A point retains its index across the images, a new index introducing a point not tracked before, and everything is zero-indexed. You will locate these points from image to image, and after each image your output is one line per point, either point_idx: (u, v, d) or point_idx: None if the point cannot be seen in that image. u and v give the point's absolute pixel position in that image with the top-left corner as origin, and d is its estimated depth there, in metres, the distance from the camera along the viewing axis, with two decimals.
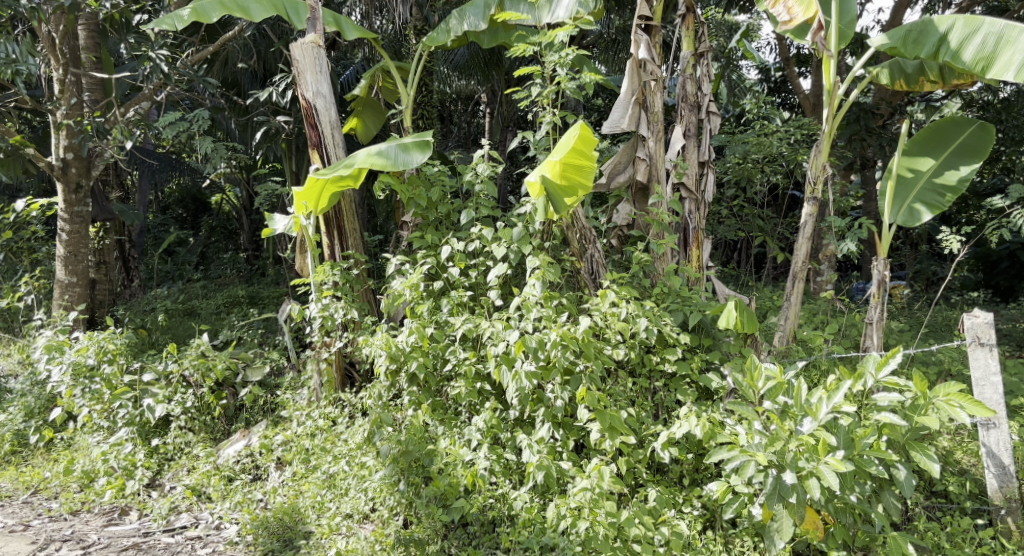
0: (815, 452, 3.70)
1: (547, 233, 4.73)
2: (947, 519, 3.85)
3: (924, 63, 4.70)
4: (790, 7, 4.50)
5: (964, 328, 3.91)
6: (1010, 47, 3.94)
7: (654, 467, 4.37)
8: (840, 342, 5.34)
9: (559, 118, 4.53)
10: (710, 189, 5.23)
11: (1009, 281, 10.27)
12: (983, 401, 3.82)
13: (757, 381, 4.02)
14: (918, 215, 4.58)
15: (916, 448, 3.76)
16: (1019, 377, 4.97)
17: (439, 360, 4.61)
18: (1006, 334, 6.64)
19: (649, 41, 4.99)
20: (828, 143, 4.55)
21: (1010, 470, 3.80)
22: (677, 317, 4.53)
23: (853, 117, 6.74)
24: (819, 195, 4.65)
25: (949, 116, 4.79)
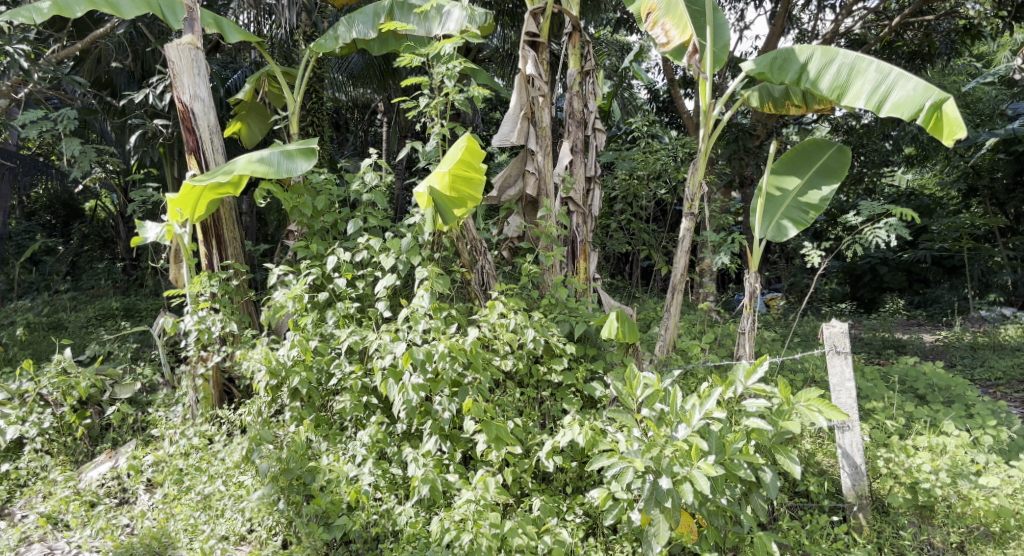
0: (689, 457, 3.84)
1: (437, 244, 4.68)
2: (807, 517, 4.12)
3: (789, 89, 5.04)
4: (667, 30, 4.75)
5: (823, 336, 4.20)
6: (860, 77, 4.28)
7: (539, 476, 4.43)
8: (717, 351, 5.61)
9: (448, 128, 4.47)
10: (596, 204, 5.41)
11: (871, 293, 11.14)
12: (838, 405, 4.11)
13: (636, 389, 4.19)
14: (785, 231, 4.89)
15: (780, 451, 3.99)
16: (874, 381, 5.38)
17: (323, 375, 4.49)
18: (866, 342, 7.18)
19: (536, 57, 5.07)
20: (704, 161, 4.80)
21: (862, 470, 4.10)
22: (564, 327, 4.65)
23: (732, 137, 7.07)
24: (697, 211, 4.88)
25: (811, 139, 5.17)
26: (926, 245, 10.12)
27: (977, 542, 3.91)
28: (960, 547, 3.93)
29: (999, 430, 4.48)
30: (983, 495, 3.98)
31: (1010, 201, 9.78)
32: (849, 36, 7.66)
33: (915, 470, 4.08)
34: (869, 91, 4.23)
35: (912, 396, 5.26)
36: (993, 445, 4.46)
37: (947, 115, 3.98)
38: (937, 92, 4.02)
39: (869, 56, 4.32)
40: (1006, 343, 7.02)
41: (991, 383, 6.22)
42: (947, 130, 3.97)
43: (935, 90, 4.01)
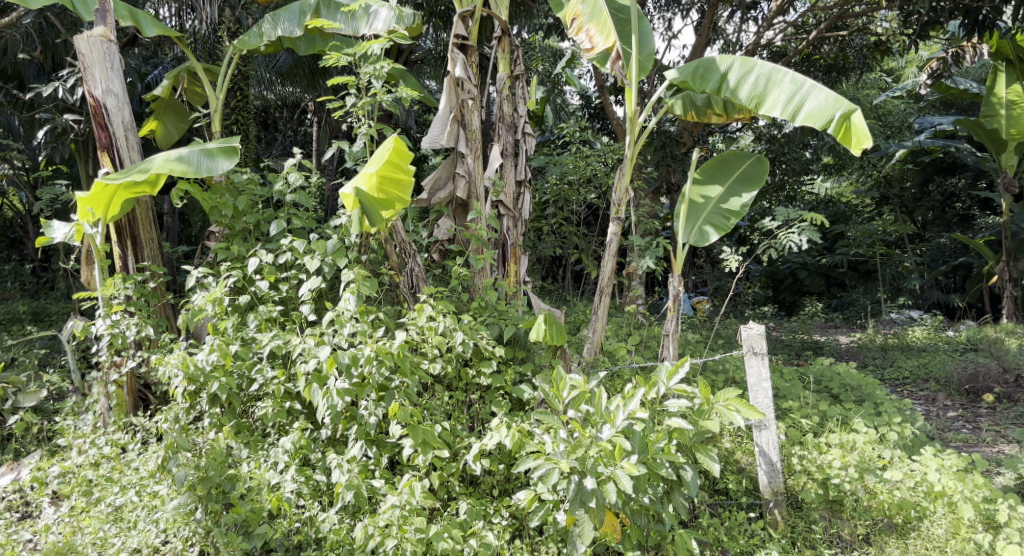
0: (612, 457, 3.90)
1: (365, 246, 4.64)
2: (725, 514, 4.24)
3: (711, 98, 5.19)
4: (591, 36, 4.87)
5: (741, 338, 4.33)
6: (776, 88, 4.46)
7: (467, 479, 4.43)
8: (642, 353, 5.72)
9: (376, 130, 4.40)
10: (527, 208, 5.44)
11: (792, 296, 11.59)
12: (755, 405, 4.25)
13: (563, 391, 4.24)
14: (707, 236, 5.05)
15: (700, 450, 4.10)
16: (791, 382, 5.60)
17: (245, 380, 4.37)
18: (786, 343, 7.46)
19: (465, 60, 5.04)
20: (630, 167, 4.90)
21: (777, 467, 4.26)
22: (494, 331, 4.63)
23: (660, 144, 7.23)
24: (623, 216, 4.98)
25: (731, 148, 5.35)
26: (843, 250, 10.60)
27: (881, 534, 4.12)
28: (865, 539, 4.13)
29: (904, 427, 4.73)
30: (887, 489, 4.19)
31: (918, 209, 10.62)
32: (770, 48, 7.95)
33: (826, 467, 4.29)
34: (785, 101, 4.41)
35: (827, 395, 5.49)
36: (897, 441, 4.70)
37: (855, 126, 4.21)
38: (846, 103, 4.23)
39: (784, 68, 4.50)
40: (914, 344, 7.40)
41: (899, 382, 6.56)
42: (855, 140, 4.18)
43: (844, 101, 4.23)
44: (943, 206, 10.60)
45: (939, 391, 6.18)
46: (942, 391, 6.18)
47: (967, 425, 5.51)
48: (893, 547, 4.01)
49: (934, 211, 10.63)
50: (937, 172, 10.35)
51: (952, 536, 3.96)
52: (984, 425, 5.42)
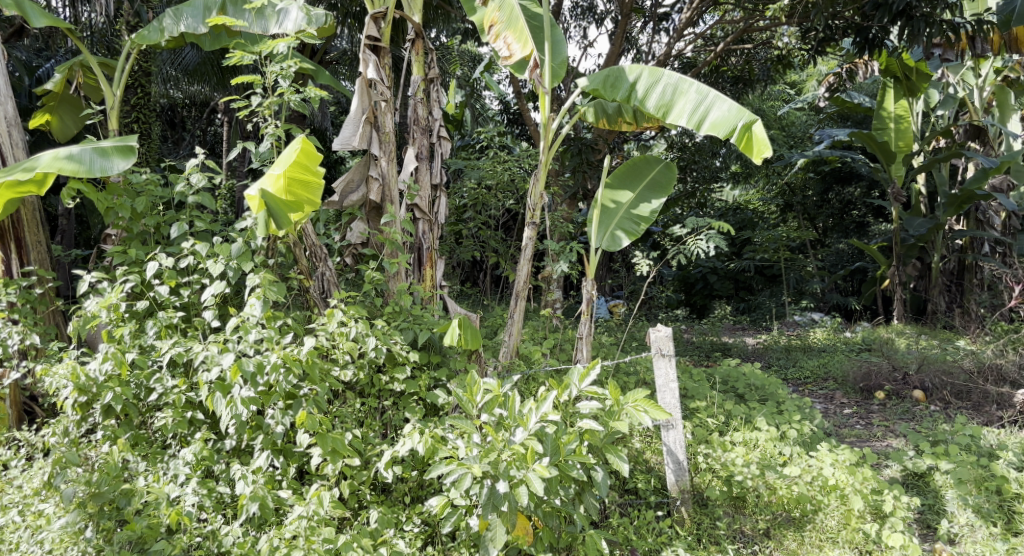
0: (524, 460, 3.93)
1: (271, 250, 4.47)
2: (634, 513, 4.37)
3: (621, 106, 5.32)
4: (510, 44, 4.85)
5: (650, 340, 4.47)
6: (682, 97, 4.61)
7: (379, 487, 4.36)
8: (557, 356, 5.78)
9: (283, 130, 4.26)
10: (442, 211, 5.38)
11: (703, 299, 12.00)
12: (663, 405, 4.38)
13: (476, 395, 4.22)
14: (619, 241, 5.19)
15: (610, 451, 4.17)
16: (699, 383, 5.82)
17: (143, 390, 4.16)
18: (696, 346, 7.72)
19: (377, 62, 4.94)
20: (545, 172, 4.95)
21: (684, 465, 4.40)
22: (407, 335, 4.54)
23: (576, 150, 7.36)
24: (538, 221, 5.02)
25: (641, 155, 5.52)
26: (750, 255, 11.07)
27: (780, 527, 4.30)
28: (766, 533, 4.31)
29: (802, 424, 4.98)
30: (786, 484, 4.39)
31: (820, 216, 11.25)
32: (681, 59, 8.21)
33: (730, 464, 4.47)
34: (690, 111, 4.56)
35: (732, 395, 5.72)
36: (796, 438, 4.96)
37: (756, 135, 4.39)
38: (747, 114, 4.41)
39: (689, 78, 4.66)
40: (815, 345, 7.79)
41: (800, 381, 6.89)
42: (757, 149, 4.38)
43: (745, 112, 4.41)
44: (841, 214, 11.31)
45: (836, 390, 6.52)
46: (839, 389, 6.52)
47: (860, 420, 5.83)
48: (791, 539, 4.20)
49: (834, 217, 11.32)
50: (835, 181, 11.06)
51: (843, 527, 4.22)
52: (876, 421, 5.74)
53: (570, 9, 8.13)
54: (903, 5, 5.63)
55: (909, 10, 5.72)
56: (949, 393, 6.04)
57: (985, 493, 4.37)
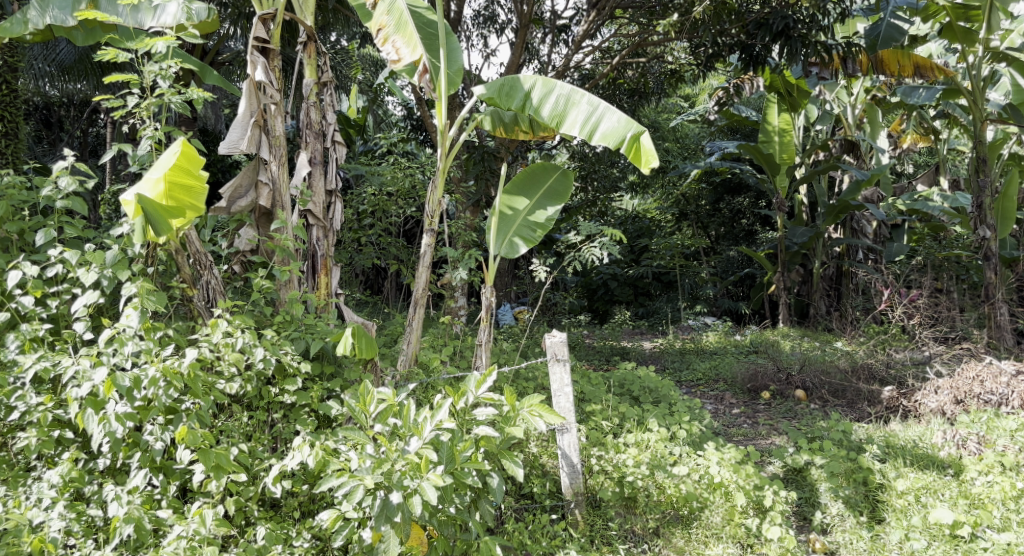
0: (419, 470, 3.88)
1: (151, 258, 4.24)
2: (529, 517, 4.44)
3: (518, 115, 5.43)
4: (398, 48, 4.87)
5: (546, 345, 4.52)
6: (574, 108, 4.74)
7: (267, 503, 4.20)
8: (456, 362, 5.77)
9: (163, 133, 4.04)
10: (337, 217, 5.25)
11: (604, 305, 12.24)
12: (558, 410, 4.45)
13: (369, 405, 4.17)
14: (517, 248, 5.34)
15: (505, 457, 4.19)
16: (597, 387, 6.01)
17: (2, 409, 3.85)
18: (596, 351, 7.91)
19: (266, 64, 4.79)
20: (443, 179, 4.92)
21: (577, 468, 4.49)
22: (298, 345, 4.39)
23: (479, 158, 7.37)
24: (436, 228, 4.99)
25: (538, 162, 5.57)
26: (648, 262, 11.43)
27: (668, 526, 4.48)
28: (655, 531, 4.49)
29: (691, 424, 5.22)
30: (674, 483, 4.56)
31: (711, 223, 11.78)
32: (580, 71, 8.40)
33: (622, 466, 4.61)
34: (582, 121, 4.69)
35: (628, 397, 6.00)
36: (685, 438, 5.16)
37: (643, 146, 4.56)
38: (635, 125, 4.58)
39: (581, 89, 4.79)
40: (707, 348, 8.13)
41: (692, 383, 7.18)
42: (644, 159, 4.53)
43: (634, 123, 4.57)
44: (731, 223, 11.86)
45: (726, 390, 6.82)
46: (729, 390, 6.84)
47: (747, 420, 6.12)
48: (678, 537, 4.38)
49: (725, 226, 11.85)
50: (726, 192, 11.76)
51: (727, 523, 4.43)
52: (761, 419, 6.05)
53: (472, 17, 8.18)
54: (781, 25, 6.01)
55: (787, 31, 6.10)
56: (827, 392, 6.42)
57: (854, 485, 4.69)
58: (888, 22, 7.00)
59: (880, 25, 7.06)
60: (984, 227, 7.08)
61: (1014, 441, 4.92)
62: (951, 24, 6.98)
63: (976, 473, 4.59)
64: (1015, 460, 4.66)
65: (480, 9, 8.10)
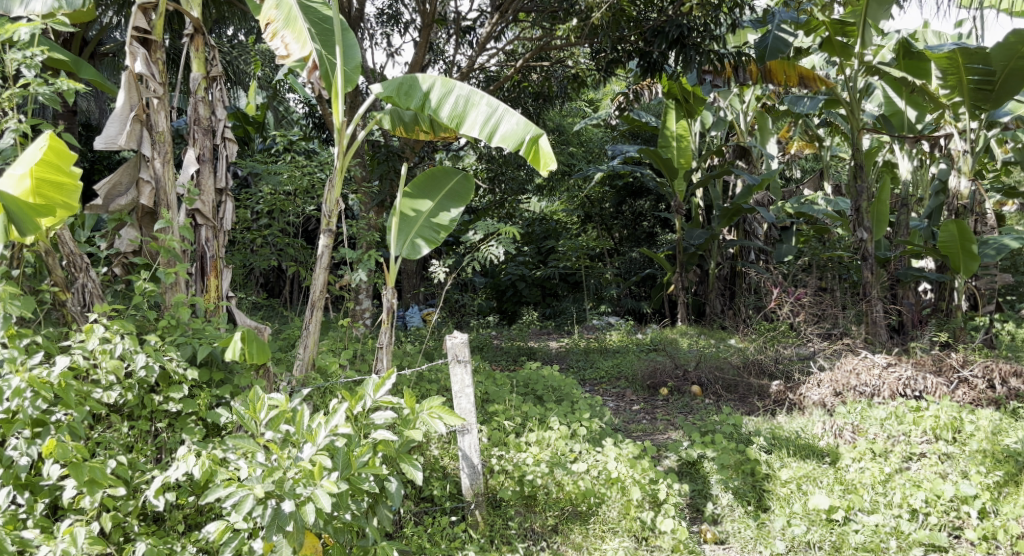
0: (312, 477, 3.77)
1: (16, 259, 3.96)
2: (428, 520, 4.40)
3: (418, 115, 5.40)
4: (287, 44, 4.74)
5: (446, 346, 4.51)
6: (474, 109, 4.74)
7: (148, 517, 3.97)
8: (357, 366, 5.67)
9: (28, 125, 3.78)
10: (228, 217, 5.05)
11: (512, 306, 12.34)
12: (458, 411, 4.43)
13: (259, 412, 4.03)
14: (419, 249, 5.27)
15: (404, 460, 4.13)
16: (501, 387, 6.06)
17: None
18: (503, 352, 7.98)
19: (148, 56, 4.56)
20: (340, 178, 4.80)
21: (478, 469, 4.49)
22: (184, 351, 4.17)
23: (383, 157, 7.27)
24: (334, 228, 4.87)
25: (440, 164, 5.54)
26: (555, 263, 11.60)
27: (567, 523, 4.55)
28: (554, 529, 4.55)
29: (591, 422, 5.34)
30: (573, 480, 4.64)
31: (614, 225, 12.05)
32: (486, 72, 8.43)
33: (522, 464, 4.65)
34: (481, 122, 4.71)
35: (531, 397, 6.07)
36: (585, 435, 5.28)
37: (542, 149, 4.63)
38: (533, 128, 4.64)
39: (480, 91, 4.81)
40: (610, 347, 8.32)
41: (596, 381, 7.34)
42: (542, 162, 4.61)
43: (532, 126, 4.62)
44: (633, 225, 12.12)
45: (627, 388, 7.02)
46: (629, 387, 7.04)
47: (646, 416, 6.31)
48: (576, 533, 4.46)
49: (628, 228, 12.15)
50: (628, 195, 11.92)
51: (623, 516, 4.54)
52: (659, 415, 6.26)
53: (375, 15, 8.06)
54: (677, 33, 6.21)
55: (682, 39, 6.32)
56: (720, 387, 6.70)
57: (741, 476, 4.90)
58: (775, 35, 7.47)
59: (767, 37, 7.53)
60: (861, 230, 7.56)
61: (884, 428, 5.27)
62: (830, 39, 7.39)
63: (850, 460, 4.90)
64: (884, 446, 4.99)
65: (383, 7, 8.00)
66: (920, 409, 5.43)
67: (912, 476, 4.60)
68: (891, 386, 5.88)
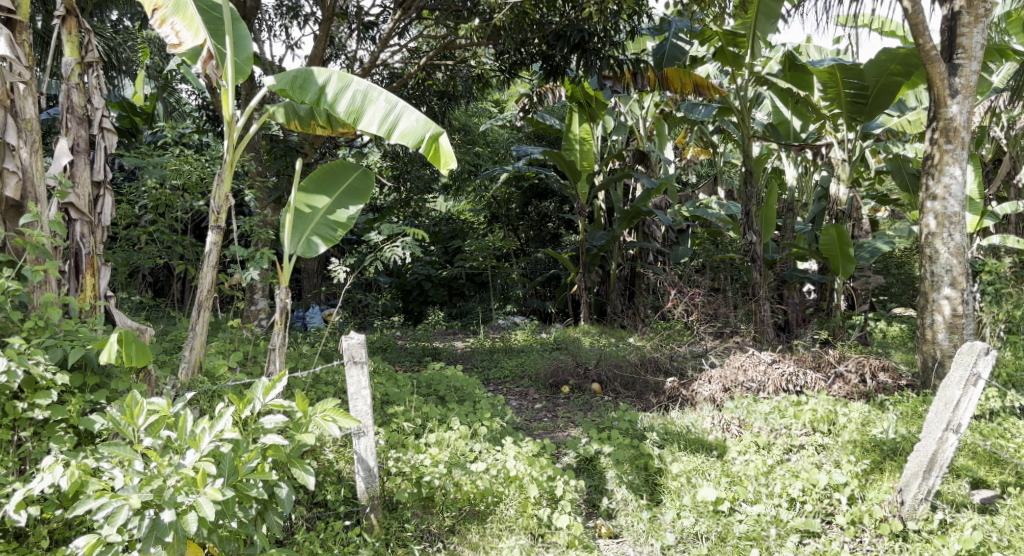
0: (195, 484, 3.58)
1: None
2: (321, 526, 4.28)
3: (313, 109, 5.28)
4: (178, 31, 4.51)
5: (342, 347, 4.38)
6: (372, 105, 4.67)
7: (9, 534, 3.67)
8: (248, 368, 5.47)
9: None
10: (106, 212, 4.75)
11: (418, 306, 12.26)
12: (354, 414, 4.33)
13: (137, 418, 3.79)
14: (315, 247, 5.13)
15: (295, 465, 3.97)
16: (401, 388, 6.01)
17: None
18: (406, 352, 7.92)
19: (12, 37, 4.25)
20: (230, 173, 4.61)
21: (374, 472, 4.41)
22: (53, 354, 3.87)
23: (281, 152, 7.07)
24: (224, 224, 4.67)
25: (338, 159, 5.42)
26: (460, 263, 11.69)
27: (464, 523, 4.53)
28: (451, 529, 4.52)
29: (492, 421, 5.37)
30: (471, 480, 4.62)
31: (520, 225, 12.18)
32: (389, 69, 8.33)
33: (419, 467, 4.60)
34: (380, 118, 4.63)
35: (433, 397, 6.04)
36: (485, 434, 5.30)
37: (442, 147, 4.61)
38: (434, 126, 4.62)
39: (378, 87, 4.73)
40: (514, 347, 8.37)
41: (499, 380, 7.38)
42: (443, 159, 4.60)
43: (432, 124, 4.60)
44: (539, 225, 12.27)
45: (530, 386, 7.10)
46: (532, 386, 7.12)
47: (547, 414, 6.39)
48: (473, 533, 4.45)
49: (534, 229, 12.29)
50: (534, 196, 12.06)
51: (520, 514, 4.58)
52: (560, 413, 6.36)
53: (273, 6, 7.82)
54: (578, 38, 6.35)
55: (583, 44, 6.46)
56: (619, 384, 6.89)
57: (636, 470, 5.04)
58: (672, 42, 7.89)
59: (665, 45, 7.95)
60: (751, 233, 7.93)
61: (767, 422, 5.53)
62: (723, 49, 7.81)
63: (736, 453, 5.12)
64: (767, 439, 5.24)
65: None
66: (800, 403, 5.76)
67: (791, 467, 4.85)
68: (776, 381, 6.19)
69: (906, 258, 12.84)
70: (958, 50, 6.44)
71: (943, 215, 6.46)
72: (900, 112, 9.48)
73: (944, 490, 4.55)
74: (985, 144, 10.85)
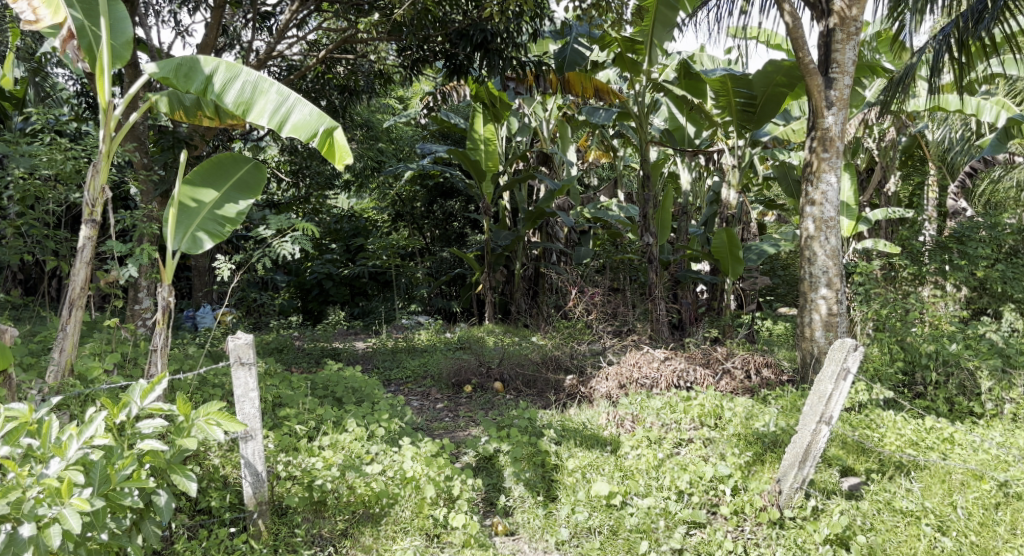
0: (59, 495, 3.33)
1: None
2: (204, 534, 4.08)
3: (200, 99, 5.02)
4: (35, 7, 4.29)
5: (228, 348, 4.16)
6: (263, 97, 4.51)
7: None
8: (126, 370, 5.16)
9: None
10: None
11: (318, 306, 12.00)
12: (241, 417, 4.13)
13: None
14: (200, 243, 4.88)
15: (176, 471, 3.77)
16: (295, 390, 5.82)
17: None
18: (303, 353, 7.69)
19: None
20: (106, 163, 4.33)
21: (262, 476, 4.24)
22: None
23: (169, 144, 6.69)
24: (98, 218, 4.38)
25: (227, 152, 5.21)
26: (363, 261, 11.46)
27: (358, 526, 4.41)
28: (343, 533, 4.38)
29: (389, 422, 5.27)
30: (364, 482, 4.53)
31: (425, 224, 12.10)
32: (287, 60, 8.08)
33: (311, 471, 4.45)
34: (271, 111, 4.47)
35: (330, 399, 5.88)
36: (382, 436, 5.20)
37: (336, 142, 4.49)
38: (328, 120, 4.49)
39: (269, 78, 4.58)
40: (417, 347, 8.29)
41: (401, 381, 7.29)
42: (338, 154, 4.47)
43: (326, 118, 4.48)
44: (444, 224, 12.17)
45: (432, 386, 7.04)
46: (434, 386, 7.06)
47: (449, 413, 6.36)
48: (367, 536, 4.34)
49: (439, 228, 12.20)
50: (439, 195, 11.99)
51: (415, 515, 4.52)
52: (461, 412, 6.34)
53: None
54: (481, 37, 6.35)
55: (486, 44, 6.46)
56: (520, 382, 6.94)
57: (533, 467, 5.06)
58: (573, 48, 8.09)
59: (566, 50, 8.18)
60: (648, 235, 8.16)
61: (659, 417, 5.71)
62: (623, 55, 7.97)
63: (629, 447, 5.25)
64: (658, 434, 5.40)
65: None
66: (690, 398, 6.00)
67: (679, 460, 5.02)
68: (668, 378, 6.39)
69: (792, 261, 13.58)
70: (833, 64, 6.85)
71: (821, 219, 6.87)
72: (785, 122, 10.02)
73: (818, 479, 4.82)
74: (862, 155, 11.62)
